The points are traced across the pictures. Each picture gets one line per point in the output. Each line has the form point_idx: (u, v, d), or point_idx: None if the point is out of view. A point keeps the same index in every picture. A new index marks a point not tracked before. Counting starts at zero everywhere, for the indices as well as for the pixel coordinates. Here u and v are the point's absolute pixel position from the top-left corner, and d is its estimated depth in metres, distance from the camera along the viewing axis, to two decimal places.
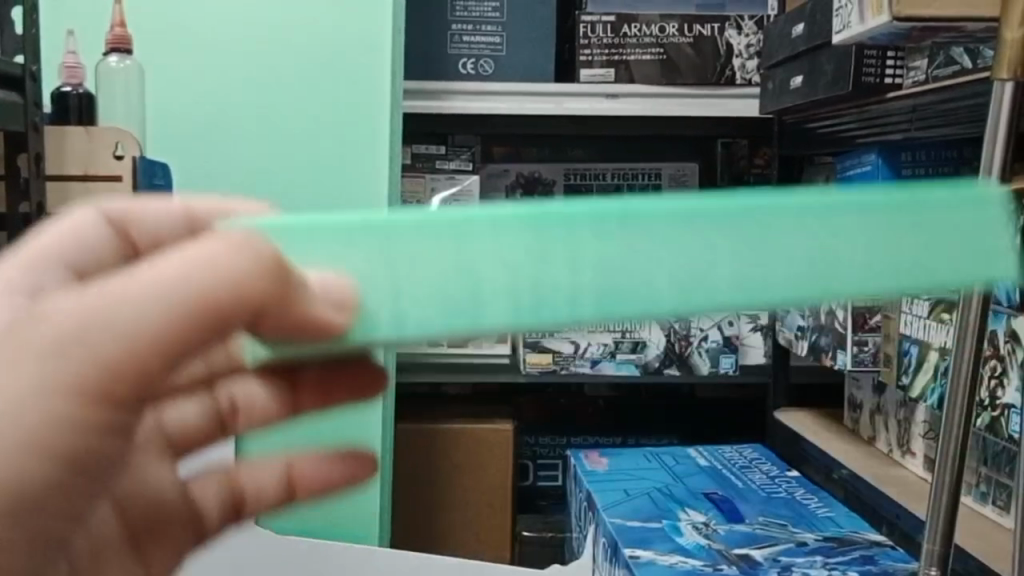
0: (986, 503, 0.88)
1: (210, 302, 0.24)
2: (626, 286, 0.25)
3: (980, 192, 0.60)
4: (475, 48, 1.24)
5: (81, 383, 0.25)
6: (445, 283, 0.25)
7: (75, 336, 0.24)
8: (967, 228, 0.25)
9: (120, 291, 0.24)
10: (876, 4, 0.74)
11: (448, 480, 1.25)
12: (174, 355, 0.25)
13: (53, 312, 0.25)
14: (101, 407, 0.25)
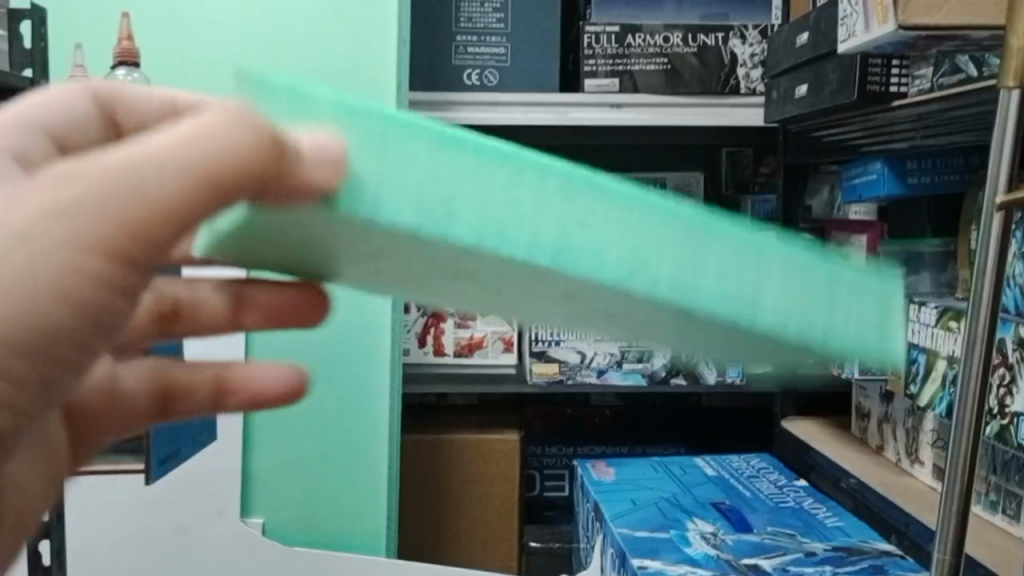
0: (995, 512, 0.87)
1: (230, 172, 0.29)
2: (581, 244, 0.31)
3: (987, 202, 0.60)
4: (480, 58, 1.24)
5: (100, 238, 0.29)
6: (445, 202, 0.30)
7: (101, 190, 0.29)
8: (863, 304, 0.34)
9: (143, 156, 0.29)
10: (881, 14, 0.75)
11: (454, 491, 1.25)
12: (190, 221, 0.29)
13: (80, 177, 0.29)
14: (104, 263, 0.29)
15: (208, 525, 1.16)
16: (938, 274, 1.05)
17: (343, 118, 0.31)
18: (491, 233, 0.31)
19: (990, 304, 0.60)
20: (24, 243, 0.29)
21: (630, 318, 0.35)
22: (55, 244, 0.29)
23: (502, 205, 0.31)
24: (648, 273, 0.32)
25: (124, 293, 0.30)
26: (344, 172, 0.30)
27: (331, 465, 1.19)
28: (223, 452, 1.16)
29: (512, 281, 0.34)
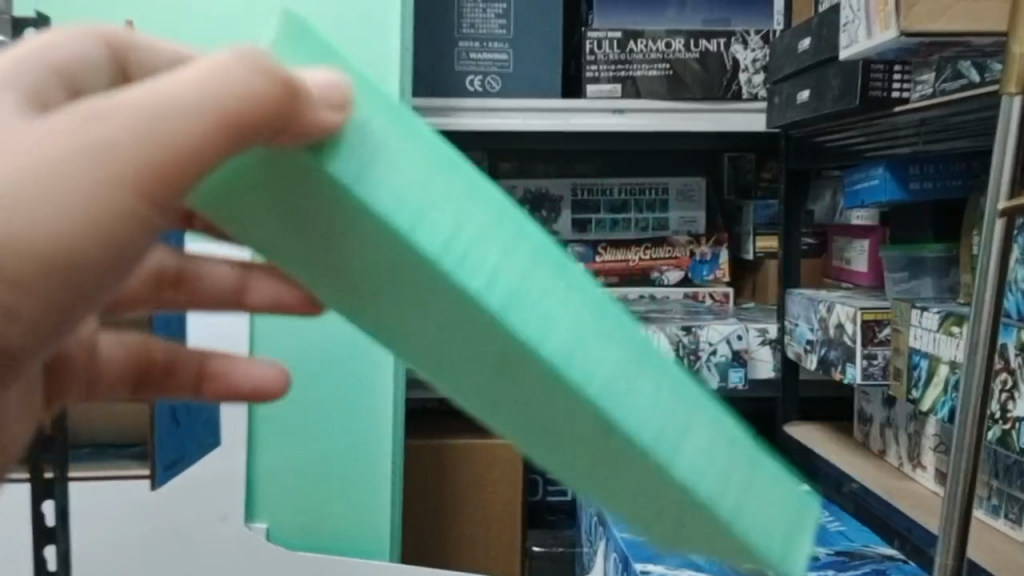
0: (997, 516, 0.88)
1: (245, 112, 0.31)
2: (533, 310, 0.34)
3: (988, 207, 0.60)
4: (482, 64, 1.25)
5: (124, 182, 0.30)
6: (462, 255, 0.33)
7: (129, 130, 0.30)
8: (779, 508, 0.38)
9: (161, 90, 0.31)
10: (883, 20, 0.75)
11: (457, 496, 1.25)
12: (209, 164, 0.31)
13: (108, 116, 0.30)
14: (133, 205, 0.31)
15: (212, 530, 1.16)
16: (941, 279, 1.06)
17: (418, 162, 0.34)
18: (488, 284, 0.33)
19: (993, 310, 0.60)
20: (58, 171, 0.30)
21: (580, 435, 0.36)
22: (79, 172, 0.30)
23: (513, 283, 0.34)
24: (599, 371, 0.34)
25: (146, 239, 0.32)
26: (396, 200, 0.33)
27: (334, 470, 1.20)
28: (227, 457, 1.16)
29: (486, 354, 0.35)
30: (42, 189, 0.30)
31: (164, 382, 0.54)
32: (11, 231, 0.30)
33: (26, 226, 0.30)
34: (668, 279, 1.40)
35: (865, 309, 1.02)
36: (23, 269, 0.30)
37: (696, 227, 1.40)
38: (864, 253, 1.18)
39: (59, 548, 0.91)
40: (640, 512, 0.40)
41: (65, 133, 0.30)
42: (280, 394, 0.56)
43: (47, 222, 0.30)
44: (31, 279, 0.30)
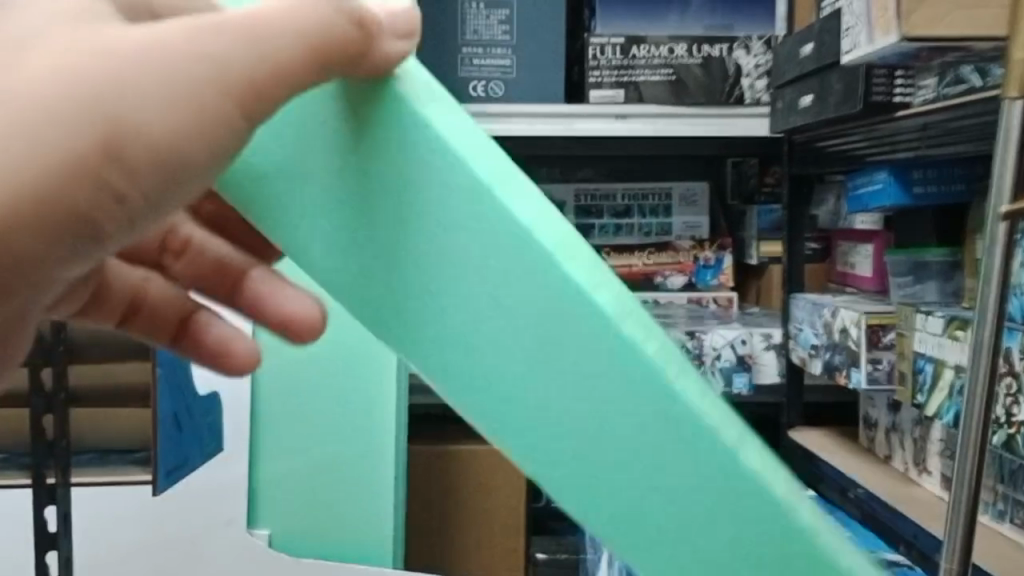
0: (1003, 521, 0.87)
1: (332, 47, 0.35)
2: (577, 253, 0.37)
3: (991, 212, 0.60)
4: (485, 71, 1.25)
5: (225, 86, 0.35)
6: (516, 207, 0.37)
7: (239, 42, 0.35)
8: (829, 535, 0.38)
9: (260, 13, 0.35)
10: (884, 24, 0.75)
11: (461, 502, 1.25)
12: (297, 83, 0.35)
13: (217, 31, 0.35)
14: (230, 112, 0.35)
15: (216, 537, 1.15)
16: (944, 283, 1.05)
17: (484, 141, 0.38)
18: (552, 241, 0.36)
19: (996, 312, 0.59)
20: (168, 76, 0.34)
21: (637, 426, 0.37)
22: (184, 75, 0.34)
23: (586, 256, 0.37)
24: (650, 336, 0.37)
25: (235, 143, 0.36)
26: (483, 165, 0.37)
27: (337, 476, 1.20)
28: (230, 463, 1.16)
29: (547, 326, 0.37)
30: (153, 85, 0.34)
31: (145, 321, 0.55)
32: (128, 122, 0.35)
33: (140, 118, 0.35)
34: (671, 284, 1.39)
35: (868, 314, 1.01)
36: (133, 154, 0.35)
37: (700, 232, 1.41)
38: (867, 257, 1.18)
39: (62, 553, 0.91)
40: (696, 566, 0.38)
41: (176, 40, 0.35)
42: (242, 369, 0.57)
43: (155, 119, 0.35)
44: (138, 166, 0.35)
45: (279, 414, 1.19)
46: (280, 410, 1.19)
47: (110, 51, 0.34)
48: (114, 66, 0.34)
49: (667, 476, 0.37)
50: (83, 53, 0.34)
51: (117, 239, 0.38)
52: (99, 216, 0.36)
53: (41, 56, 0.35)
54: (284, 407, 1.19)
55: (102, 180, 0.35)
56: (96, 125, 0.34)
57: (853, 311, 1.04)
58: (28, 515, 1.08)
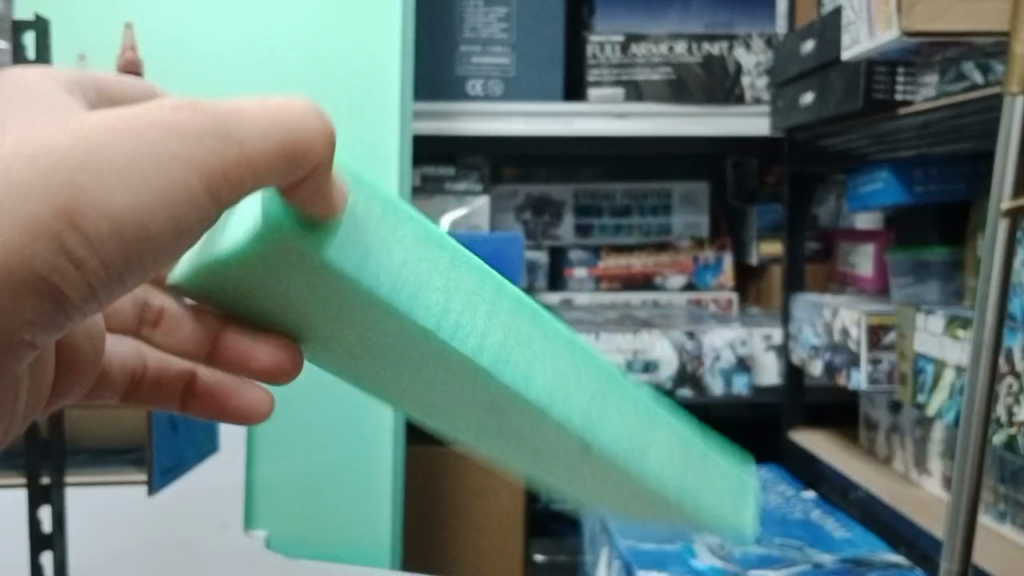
0: (1004, 522, 0.87)
1: (302, 144, 0.34)
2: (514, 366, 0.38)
3: (993, 208, 0.59)
4: (483, 69, 1.24)
5: (203, 165, 0.34)
6: (419, 296, 0.37)
7: (209, 131, 0.34)
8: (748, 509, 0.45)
9: (236, 108, 0.34)
10: (885, 19, 0.74)
11: (458, 504, 1.24)
12: (268, 177, 0.34)
13: (201, 116, 0.34)
14: (196, 189, 0.34)
15: (214, 537, 1.15)
16: (945, 283, 1.05)
17: (373, 220, 0.36)
18: (447, 328, 0.37)
19: (997, 311, 0.59)
20: (138, 148, 0.33)
21: (551, 445, 0.42)
22: (154, 155, 0.33)
23: (476, 322, 0.38)
24: (543, 379, 0.39)
25: (199, 220, 0.35)
26: (385, 272, 0.36)
27: (335, 477, 1.19)
28: (225, 466, 1.16)
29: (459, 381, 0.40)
30: (122, 159, 0.33)
31: (155, 391, 0.61)
32: (94, 189, 0.33)
33: (106, 186, 0.33)
34: (670, 284, 1.39)
35: (868, 313, 1.01)
36: (93, 222, 0.34)
37: (699, 232, 1.39)
38: (868, 257, 1.17)
39: (57, 553, 0.91)
40: (605, 495, 0.46)
41: (159, 114, 0.34)
42: (259, 414, 0.62)
43: (123, 188, 0.33)
44: (99, 234, 0.34)
45: (276, 415, 1.19)
46: (277, 413, 1.19)
47: (89, 129, 0.34)
48: (84, 144, 0.33)
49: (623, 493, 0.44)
50: (58, 131, 0.34)
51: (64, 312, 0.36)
52: (61, 286, 0.35)
53: (17, 131, 0.34)
54: (280, 409, 1.19)
55: (70, 249, 0.34)
56: (61, 192, 0.33)
57: (853, 310, 1.03)
58: (23, 517, 1.07)
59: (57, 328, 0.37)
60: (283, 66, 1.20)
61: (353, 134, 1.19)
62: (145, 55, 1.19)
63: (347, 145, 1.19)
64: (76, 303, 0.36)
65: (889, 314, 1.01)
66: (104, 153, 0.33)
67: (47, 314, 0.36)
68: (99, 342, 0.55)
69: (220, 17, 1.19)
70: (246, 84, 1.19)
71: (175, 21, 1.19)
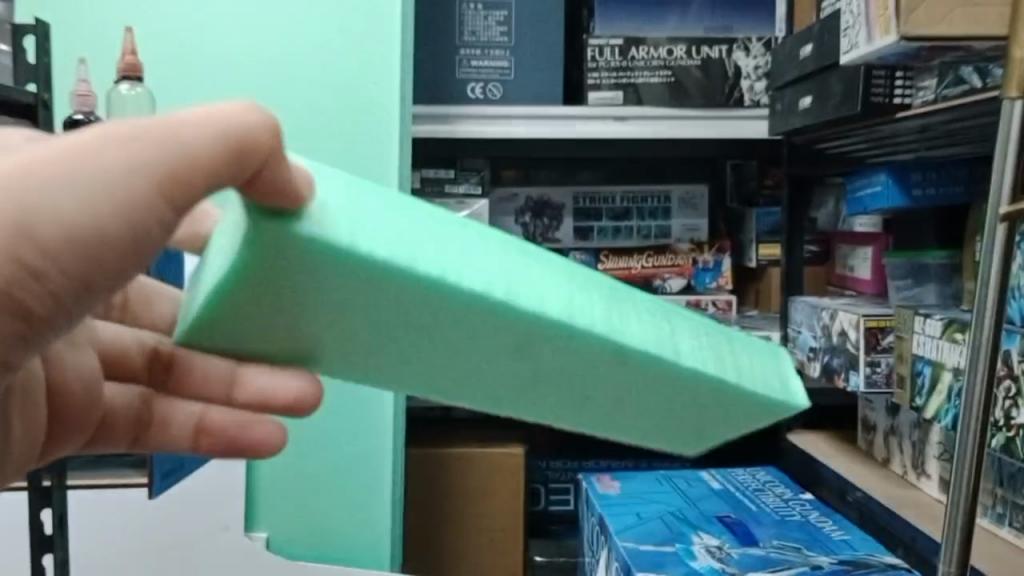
0: (1001, 525, 0.87)
1: (245, 134, 0.35)
2: (523, 294, 0.40)
3: (990, 212, 0.60)
4: (483, 72, 1.25)
5: (152, 169, 0.35)
6: (418, 253, 0.39)
7: (155, 132, 0.35)
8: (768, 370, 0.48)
9: (176, 113, 0.36)
10: (885, 22, 0.74)
11: (458, 505, 1.24)
12: (213, 173, 0.35)
13: (147, 124, 0.36)
14: (149, 192, 0.35)
15: (213, 538, 1.16)
16: (944, 287, 1.05)
17: (354, 204, 0.40)
18: (450, 272, 0.39)
19: (995, 314, 0.59)
20: (84, 162, 0.35)
21: (590, 381, 0.43)
22: (105, 164, 0.35)
23: (475, 269, 0.40)
24: (553, 303, 0.41)
25: (156, 224, 0.36)
26: (383, 237, 0.39)
27: (335, 480, 1.19)
28: (225, 469, 1.16)
29: (495, 347, 0.41)
30: (77, 172, 0.35)
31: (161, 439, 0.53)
32: (44, 202, 0.35)
33: (56, 197, 0.35)
34: (670, 287, 1.38)
35: (867, 316, 1.01)
36: (45, 234, 0.35)
37: (698, 234, 1.39)
38: (866, 260, 1.18)
39: (57, 554, 0.91)
40: (662, 427, 0.47)
41: (108, 128, 0.36)
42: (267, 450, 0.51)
43: (74, 200, 0.35)
44: (57, 244, 0.35)
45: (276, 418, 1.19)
46: None
47: (47, 150, 0.36)
48: (30, 162, 0.35)
49: (676, 408, 0.45)
50: (17, 157, 0.36)
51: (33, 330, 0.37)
52: (25, 303, 0.36)
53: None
54: None
55: (24, 264, 0.35)
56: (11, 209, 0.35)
57: (852, 313, 1.04)
58: (23, 519, 1.08)
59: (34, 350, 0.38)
60: (284, 68, 1.20)
61: (353, 136, 1.20)
62: (145, 57, 1.19)
63: (347, 148, 1.20)
64: (43, 318, 0.37)
65: (888, 317, 1.01)
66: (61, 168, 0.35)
67: (15, 335, 0.37)
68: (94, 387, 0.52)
69: (221, 20, 1.19)
70: (246, 87, 1.20)
71: (175, 23, 1.19)
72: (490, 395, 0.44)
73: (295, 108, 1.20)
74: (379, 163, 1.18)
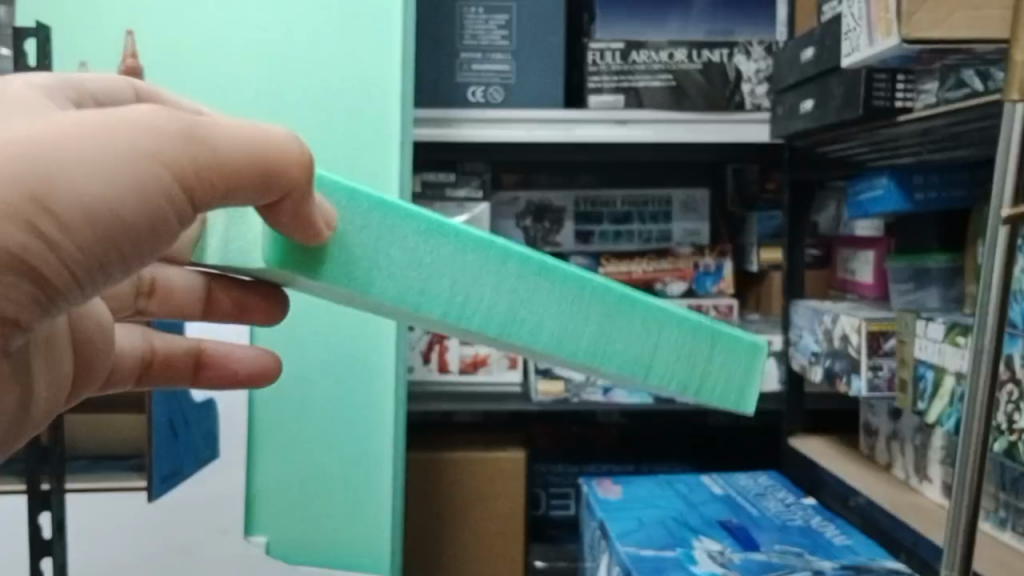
0: (1004, 530, 0.86)
1: (279, 159, 0.38)
2: (522, 319, 0.45)
3: (992, 215, 0.59)
4: (484, 76, 1.25)
5: (180, 165, 0.38)
6: (426, 289, 0.43)
7: (190, 134, 0.38)
8: (747, 377, 0.53)
9: (215, 122, 0.39)
10: (884, 25, 0.75)
11: (459, 509, 1.24)
12: (242, 178, 0.38)
13: (180, 122, 0.39)
14: (173, 186, 0.38)
15: (213, 543, 1.16)
16: (945, 289, 1.05)
17: (378, 229, 0.43)
18: (456, 308, 0.44)
19: (998, 318, 0.59)
20: (115, 150, 0.38)
21: (566, 366, 0.51)
22: (138, 151, 0.38)
23: (483, 296, 0.44)
24: (548, 330, 0.46)
25: (175, 215, 0.39)
26: (395, 277, 0.43)
27: (334, 483, 1.19)
28: (224, 472, 1.15)
29: (487, 340, 0.48)
30: (110, 153, 0.38)
31: (165, 371, 0.67)
32: (68, 178, 0.37)
33: (80, 175, 0.37)
34: (670, 290, 1.35)
35: (869, 320, 1.01)
36: (66, 209, 0.37)
37: (699, 238, 1.40)
38: (868, 264, 1.17)
39: (56, 558, 0.91)
40: (624, 383, 0.55)
41: (138, 114, 0.39)
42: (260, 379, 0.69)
43: (101, 182, 0.37)
44: (81, 218, 0.38)
45: (274, 420, 1.18)
46: (277, 418, 1.18)
47: (83, 127, 0.38)
48: (58, 139, 0.37)
49: (642, 386, 0.53)
50: (47, 129, 0.38)
51: (39, 294, 0.39)
52: (40, 272, 0.38)
53: (12, 124, 0.39)
54: (283, 412, 1.19)
55: (43, 233, 0.38)
56: (35, 180, 0.37)
57: (853, 316, 1.04)
58: (23, 524, 1.07)
59: (41, 318, 0.41)
60: (284, 72, 1.20)
61: (355, 139, 1.20)
62: (146, 59, 1.18)
63: (349, 151, 1.20)
64: (55, 287, 0.39)
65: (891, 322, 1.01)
66: (95, 148, 0.38)
67: (31, 300, 0.40)
68: (104, 335, 0.60)
69: (222, 23, 1.19)
70: (246, 89, 1.19)
71: (176, 26, 1.19)
72: (482, 343, 0.52)
73: (295, 111, 1.20)
74: (378, 167, 1.18)
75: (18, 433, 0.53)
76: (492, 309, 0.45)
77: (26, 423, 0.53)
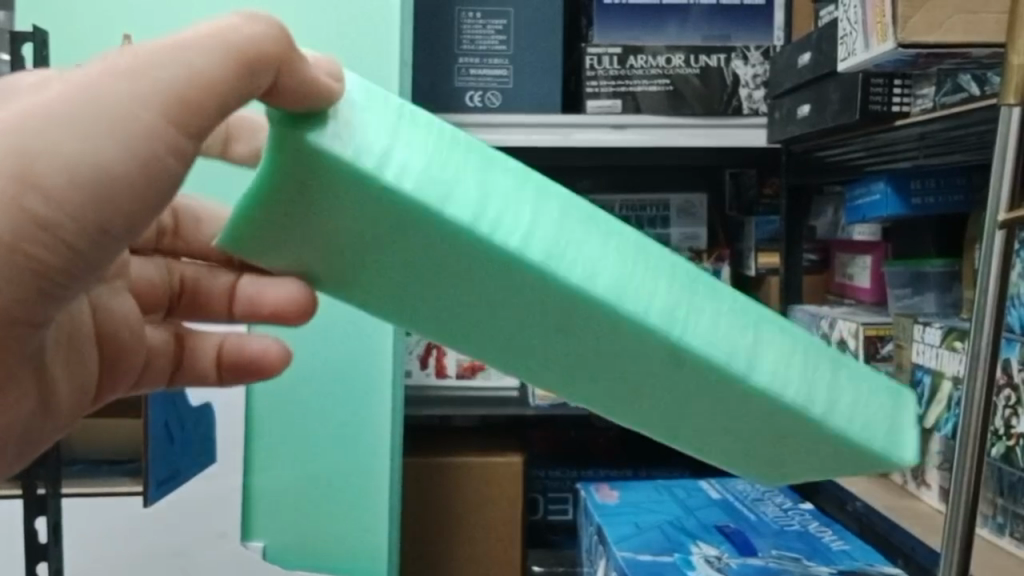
0: (1002, 534, 0.86)
1: (252, 46, 0.41)
2: (565, 253, 0.46)
3: (988, 219, 0.59)
4: (483, 80, 1.25)
5: (166, 92, 0.40)
6: (452, 189, 0.45)
7: (159, 57, 0.40)
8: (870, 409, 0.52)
9: (172, 38, 0.41)
10: (880, 30, 0.75)
11: (455, 514, 1.24)
12: (224, 84, 0.41)
13: (147, 55, 0.40)
14: (167, 121, 0.40)
15: (209, 547, 1.15)
16: (943, 295, 1.04)
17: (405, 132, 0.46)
18: (486, 220, 0.45)
19: (994, 322, 0.59)
20: (99, 103, 0.40)
21: (653, 368, 0.49)
22: (119, 93, 0.40)
23: (517, 219, 0.46)
24: (604, 276, 0.46)
25: (174, 150, 0.41)
26: (420, 169, 0.45)
27: (331, 488, 1.19)
28: (221, 476, 1.15)
29: (523, 296, 0.46)
30: (94, 104, 0.40)
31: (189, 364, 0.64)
32: (54, 145, 0.39)
33: (65, 137, 0.39)
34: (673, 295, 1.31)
35: (866, 325, 1.01)
36: (62, 176, 0.39)
37: (697, 243, 1.38)
38: (866, 269, 1.17)
39: (52, 564, 0.90)
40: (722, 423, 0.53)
41: (106, 68, 0.40)
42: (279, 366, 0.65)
43: (95, 135, 0.39)
44: (83, 178, 0.39)
45: (273, 425, 1.19)
46: (276, 424, 1.19)
47: (57, 97, 0.40)
48: (40, 115, 0.39)
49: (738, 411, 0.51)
50: (27, 111, 0.40)
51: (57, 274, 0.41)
52: (49, 249, 0.40)
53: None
54: (285, 421, 1.19)
55: (41, 210, 0.39)
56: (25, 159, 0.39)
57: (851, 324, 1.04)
58: None
59: (56, 301, 0.43)
60: None
61: None
62: None
63: None
64: (68, 261, 0.41)
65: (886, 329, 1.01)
66: (78, 107, 0.40)
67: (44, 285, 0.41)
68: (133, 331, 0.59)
69: None
70: None
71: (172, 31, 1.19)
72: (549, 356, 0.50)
73: None
74: None
75: (45, 430, 0.54)
76: (540, 245, 0.46)
77: (53, 420, 0.54)
